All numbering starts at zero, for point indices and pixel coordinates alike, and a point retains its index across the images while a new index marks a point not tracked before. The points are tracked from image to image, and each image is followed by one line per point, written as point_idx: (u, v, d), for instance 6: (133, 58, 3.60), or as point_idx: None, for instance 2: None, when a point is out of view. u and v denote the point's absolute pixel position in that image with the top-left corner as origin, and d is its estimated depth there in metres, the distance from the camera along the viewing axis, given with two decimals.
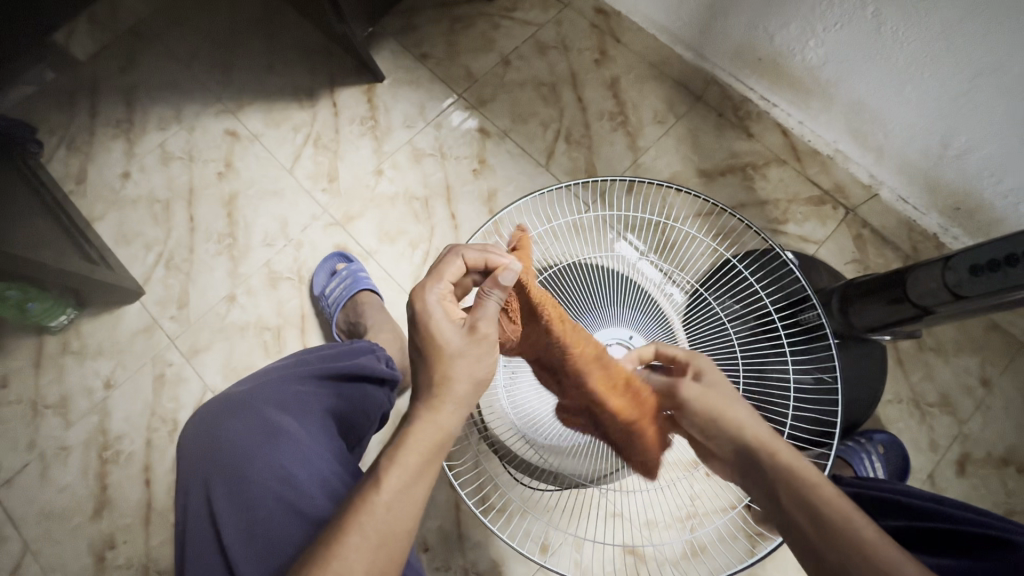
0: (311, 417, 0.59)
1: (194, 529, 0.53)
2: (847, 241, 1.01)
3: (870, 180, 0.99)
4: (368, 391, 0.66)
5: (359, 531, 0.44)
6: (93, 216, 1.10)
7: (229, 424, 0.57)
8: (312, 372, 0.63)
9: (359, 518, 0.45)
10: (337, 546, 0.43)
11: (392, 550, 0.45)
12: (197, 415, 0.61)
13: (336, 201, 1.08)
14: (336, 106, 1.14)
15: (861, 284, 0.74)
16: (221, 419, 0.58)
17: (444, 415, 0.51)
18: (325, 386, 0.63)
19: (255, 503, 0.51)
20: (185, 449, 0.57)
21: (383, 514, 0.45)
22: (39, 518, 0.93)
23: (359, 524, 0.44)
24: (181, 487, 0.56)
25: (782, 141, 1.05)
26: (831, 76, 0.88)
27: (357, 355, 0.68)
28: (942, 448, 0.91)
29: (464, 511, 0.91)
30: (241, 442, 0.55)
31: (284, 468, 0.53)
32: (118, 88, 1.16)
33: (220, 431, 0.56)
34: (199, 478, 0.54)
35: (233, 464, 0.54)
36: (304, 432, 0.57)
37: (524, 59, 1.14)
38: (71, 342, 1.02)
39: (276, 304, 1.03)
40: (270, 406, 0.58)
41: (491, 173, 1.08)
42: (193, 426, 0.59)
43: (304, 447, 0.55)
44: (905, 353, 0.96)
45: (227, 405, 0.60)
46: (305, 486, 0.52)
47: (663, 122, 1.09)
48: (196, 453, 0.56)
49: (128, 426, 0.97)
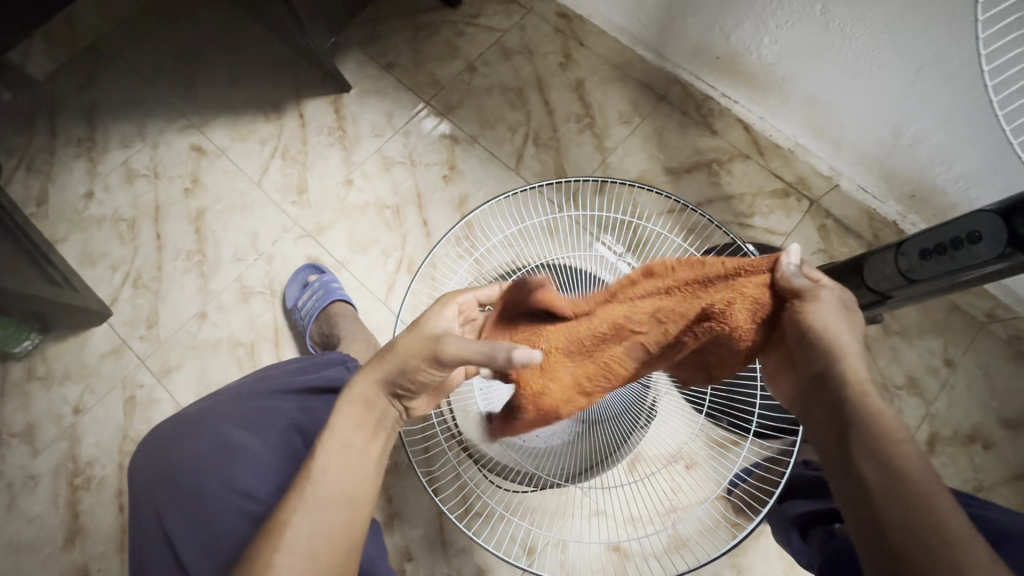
0: (274, 430, 0.58)
1: (150, 549, 0.53)
2: (812, 231, 1.03)
3: (830, 172, 1.01)
4: (337, 403, 0.65)
5: (303, 499, 0.45)
6: (56, 237, 1.08)
7: (186, 441, 0.56)
8: (277, 385, 0.63)
9: (303, 490, 0.45)
10: (280, 517, 0.44)
11: (337, 515, 0.45)
12: (153, 432, 0.61)
13: (306, 213, 1.08)
14: (303, 118, 1.13)
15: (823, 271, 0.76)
16: (181, 437, 0.57)
17: (363, 387, 0.50)
18: (290, 399, 0.62)
19: (213, 519, 0.51)
20: (141, 470, 0.56)
21: (324, 483, 0.46)
22: (8, 551, 0.90)
23: (298, 496, 0.45)
24: (138, 508, 0.55)
25: (744, 136, 1.07)
26: (786, 72, 0.91)
27: (325, 366, 0.68)
28: (912, 429, 0.94)
29: (446, 519, 0.90)
30: (200, 461, 0.54)
31: (243, 483, 0.53)
32: (78, 107, 1.14)
33: (176, 449, 0.56)
34: (153, 497, 0.54)
35: (189, 481, 0.53)
36: (264, 445, 0.56)
37: (490, 65, 1.15)
38: (36, 368, 0.99)
39: (248, 318, 1.02)
40: (232, 423, 0.57)
41: (461, 178, 1.09)
42: (150, 444, 0.58)
43: (264, 461, 0.55)
44: (872, 338, 0.98)
45: (182, 423, 0.59)
46: (266, 499, 0.53)
47: (629, 122, 1.11)
48: (150, 471, 0.56)
49: (99, 451, 0.95)
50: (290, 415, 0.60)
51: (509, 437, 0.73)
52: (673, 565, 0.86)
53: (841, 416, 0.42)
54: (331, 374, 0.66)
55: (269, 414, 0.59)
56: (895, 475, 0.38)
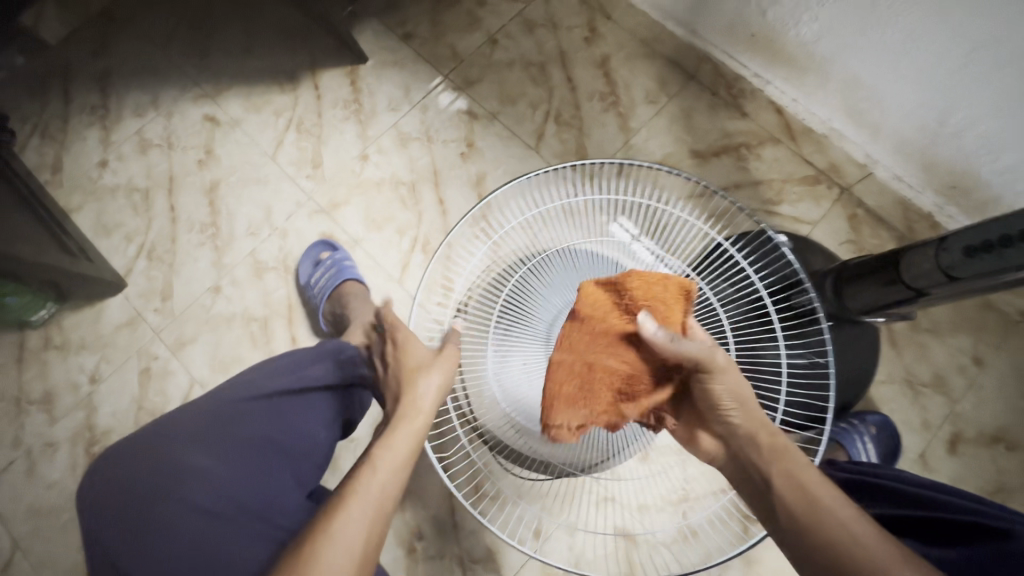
0: (239, 437, 0.60)
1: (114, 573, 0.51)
2: (842, 222, 1.01)
3: (866, 159, 0.96)
4: (314, 402, 0.68)
5: (352, 503, 0.51)
6: (70, 206, 1.07)
7: (129, 464, 0.55)
8: (237, 395, 0.63)
9: (347, 496, 0.52)
10: (337, 513, 0.50)
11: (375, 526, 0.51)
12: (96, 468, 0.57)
13: (321, 187, 1.06)
14: (318, 90, 1.10)
15: (859, 265, 0.72)
16: (136, 455, 0.56)
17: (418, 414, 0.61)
18: (257, 404, 0.63)
19: (168, 540, 0.51)
20: (95, 496, 0.54)
21: (370, 490, 0.53)
22: (28, 514, 0.92)
23: (355, 500, 0.52)
24: (95, 534, 0.53)
25: (776, 120, 1.02)
26: (825, 51, 0.86)
27: (297, 369, 0.70)
28: (934, 428, 0.91)
29: (457, 500, 0.90)
30: (164, 472, 0.54)
31: (200, 501, 0.53)
32: (92, 74, 1.12)
33: (121, 475, 0.54)
34: (114, 521, 0.52)
35: (138, 506, 0.52)
36: (221, 460, 0.57)
37: (512, 38, 1.11)
38: (53, 336, 1.00)
39: (262, 294, 1.01)
40: (191, 437, 0.58)
41: (479, 157, 1.06)
42: (97, 473, 0.56)
43: (220, 475, 0.56)
44: (899, 334, 0.95)
45: (130, 448, 0.57)
46: (230, 510, 0.54)
47: (654, 102, 1.07)
48: (92, 502, 0.54)
49: (116, 421, 0.95)
50: (259, 420, 0.62)
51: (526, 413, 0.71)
52: (682, 555, 0.86)
53: (772, 492, 0.51)
54: (309, 374, 0.67)
55: (236, 422, 0.61)
56: (817, 516, 0.47)
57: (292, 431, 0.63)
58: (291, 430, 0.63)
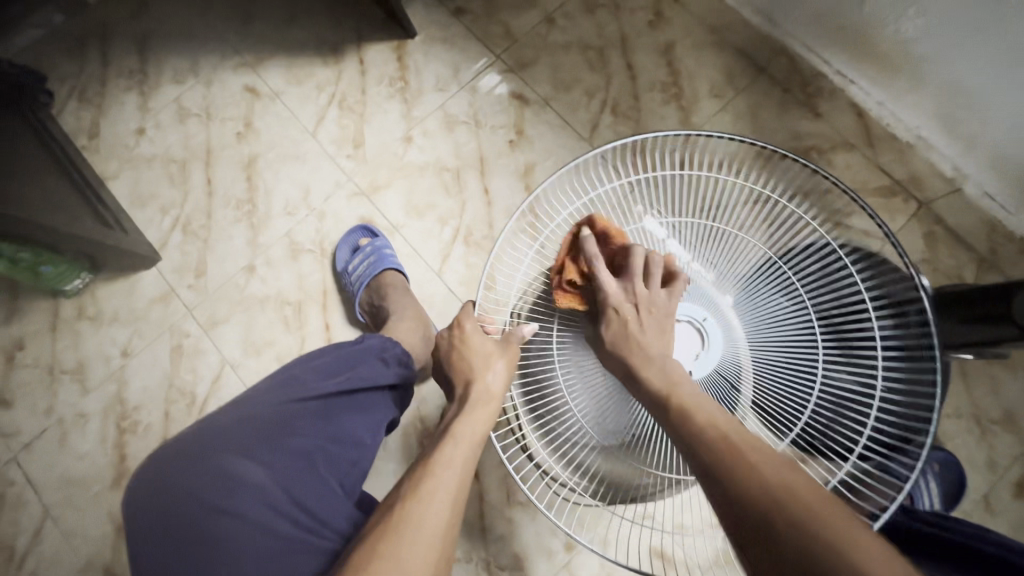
0: (288, 447, 0.57)
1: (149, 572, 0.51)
2: (916, 237, 0.90)
3: (954, 173, 0.89)
4: (362, 404, 0.65)
5: (439, 479, 0.52)
6: (106, 173, 1.04)
7: (180, 469, 0.54)
8: (283, 396, 0.61)
9: (429, 469, 0.53)
10: (418, 490, 0.51)
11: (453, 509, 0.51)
12: (154, 452, 0.58)
13: (361, 168, 1.01)
14: (363, 64, 1.05)
15: (962, 293, 0.68)
16: (189, 456, 0.55)
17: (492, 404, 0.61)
18: (309, 405, 0.61)
19: (217, 553, 0.50)
20: (144, 487, 0.54)
21: (448, 468, 0.54)
22: (59, 484, 0.92)
23: (437, 475, 0.53)
24: (138, 530, 0.52)
25: (855, 124, 0.94)
26: (925, 52, 0.79)
27: (355, 364, 0.67)
28: (1001, 467, 0.85)
29: (488, 503, 0.88)
30: (213, 479, 0.53)
31: (252, 513, 0.52)
32: (132, 36, 1.08)
33: (172, 481, 0.54)
34: (159, 520, 0.52)
35: (193, 517, 0.52)
36: (270, 469, 0.55)
37: (570, 18, 1.03)
38: (86, 306, 0.98)
39: (297, 277, 0.98)
40: (242, 443, 0.56)
41: (529, 145, 1.00)
42: (154, 461, 0.56)
43: (270, 487, 0.54)
44: (971, 365, 0.88)
45: (187, 441, 0.57)
46: (281, 526, 0.52)
47: (720, 96, 0.98)
48: (141, 511, 0.53)
49: (146, 397, 0.94)
50: (310, 424, 0.60)
51: (580, 425, 0.65)
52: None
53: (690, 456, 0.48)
54: (358, 375, 0.65)
55: (287, 425, 0.59)
56: (729, 473, 0.44)
57: (338, 440, 0.61)
58: (337, 439, 0.61)
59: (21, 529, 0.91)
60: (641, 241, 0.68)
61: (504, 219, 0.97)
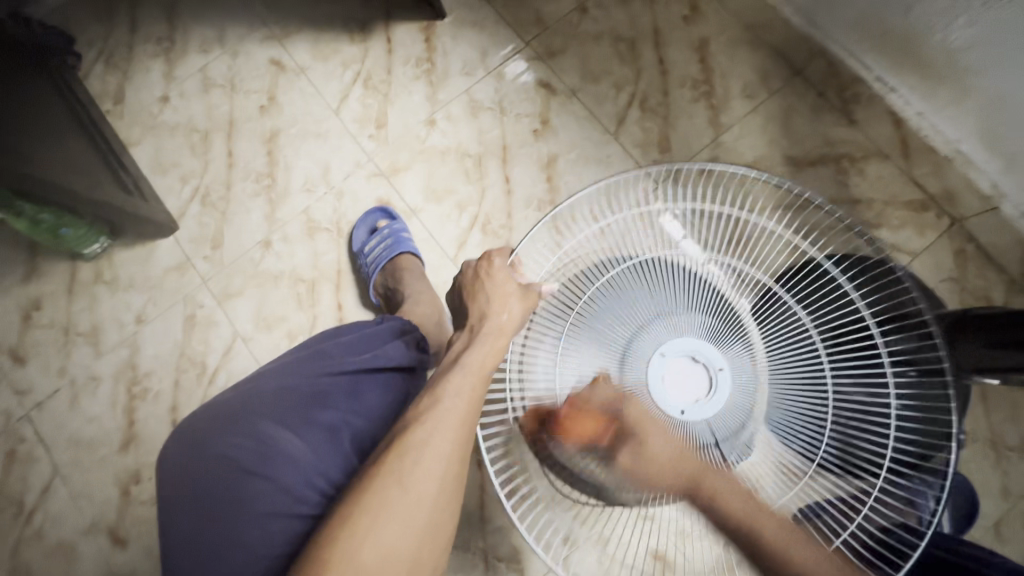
0: (318, 420, 0.57)
1: (179, 530, 0.51)
2: (946, 256, 0.87)
3: (991, 191, 0.86)
4: (386, 381, 0.64)
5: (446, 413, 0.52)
6: (129, 139, 1.04)
7: (213, 435, 0.55)
8: (313, 369, 0.61)
9: (435, 396, 0.54)
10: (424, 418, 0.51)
11: (463, 444, 0.51)
12: (191, 415, 0.59)
13: (382, 149, 1.00)
14: (389, 43, 1.03)
15: (985, 316, 0.67)
16: (224, 420, 0.56)
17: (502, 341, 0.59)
18: (340, 379, 0.61)
19: (247, 514, 0.51)
20: (180, 446, 0.55)
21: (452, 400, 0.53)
22: (69, 445, 0.93)
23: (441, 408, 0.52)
24: (170, 487, 0.53)
25: (890, 132, 0.91)
26: (974, 63, 0.76)
27: (383, 342, 0.66)
28: (1014, 496, 0.83)
29: (488, 494, 0.88)
30: (246, 441, 0.53)
31: (283, 480, 0.52)
32: (161, 3, 1.08)
33: (206, 448, 0.54)
34: (192, 479, 0.53)
35: (225, 483, 0.52)
36: (299, 436, 0.55)
37: (603, 8, 1.01)
38: (103, 272, 0.99)
39: (312, 255, 0.97)
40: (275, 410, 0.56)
41: (553, 136, 0.98)
42: (192, 422, 0.58)
43: (299, 454, 0.54)
44: (992, 390, 0.86)
45: (222, 406, 0.58)
46: (309, 496, 0.52)
47: (752, 96, 0.96)
48: (175, 470, 0.54)
49: (157, 363, 0.95)
50: (339, 399, 0.59)
51: None
52: None
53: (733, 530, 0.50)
54: (384, 353, 0.64)
55: (318, 399, 0.58)
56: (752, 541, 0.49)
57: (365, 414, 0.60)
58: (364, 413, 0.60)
59: (30, 485, 0.93)
60: (657, 244, 0.63)
61: (523, 209, 0.96)
